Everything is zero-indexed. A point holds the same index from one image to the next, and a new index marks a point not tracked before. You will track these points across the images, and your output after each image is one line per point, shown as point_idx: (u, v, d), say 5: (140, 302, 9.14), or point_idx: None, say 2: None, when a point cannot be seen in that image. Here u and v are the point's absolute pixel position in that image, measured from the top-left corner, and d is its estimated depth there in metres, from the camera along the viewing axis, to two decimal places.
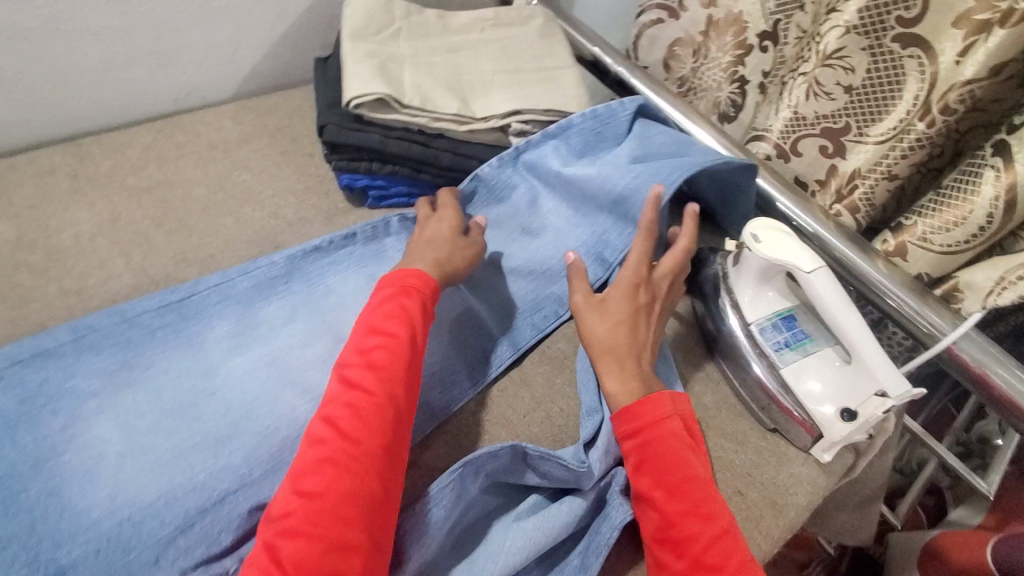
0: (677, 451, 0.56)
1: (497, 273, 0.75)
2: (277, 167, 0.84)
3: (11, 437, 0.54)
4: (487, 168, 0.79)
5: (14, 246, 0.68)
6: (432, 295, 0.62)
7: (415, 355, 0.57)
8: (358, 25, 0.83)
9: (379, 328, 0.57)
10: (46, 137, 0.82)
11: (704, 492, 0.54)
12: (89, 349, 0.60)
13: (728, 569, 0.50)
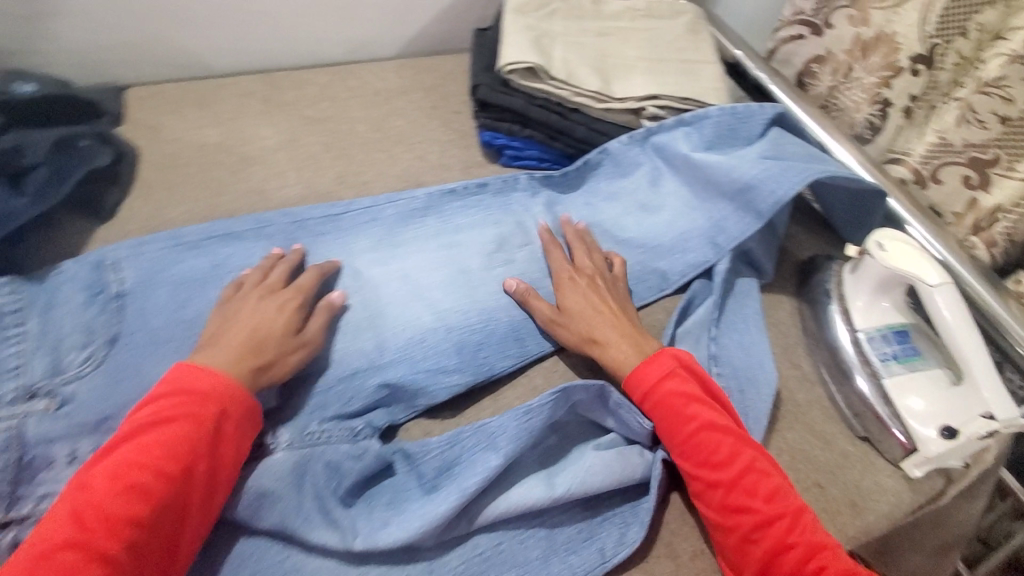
0: (682, 406, 0.59)
1: (610, 240, 0.79)
2: (427, 119, 0.93)
3: (204, 291, 0.66)
4: (617, 145, 0.84)
5: (216, 146, 0.82)
6: (242, 415, 0.53)
7: (197, 486, 0.48)
8: (521, 1, 0.91)
9: (153, 450, 0.48)
10: (245, 67, 0.95)
11: (716, 437, 0.57)
12: (266, 237, 0.72)
13: (755, 504, 0.54)
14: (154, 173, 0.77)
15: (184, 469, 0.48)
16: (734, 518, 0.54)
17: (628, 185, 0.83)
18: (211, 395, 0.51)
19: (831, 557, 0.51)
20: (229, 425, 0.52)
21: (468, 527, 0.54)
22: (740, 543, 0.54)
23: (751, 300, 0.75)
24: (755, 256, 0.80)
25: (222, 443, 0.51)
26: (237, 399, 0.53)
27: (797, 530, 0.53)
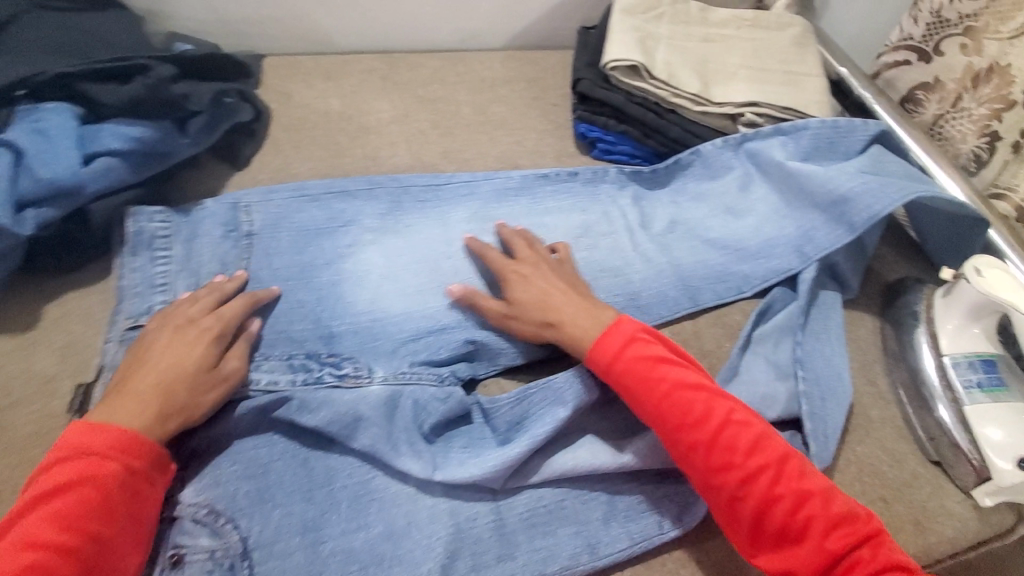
0: (649, 370, 0.58)
1: (693, 238, 0.81)
2: (527, 108, 0.98)
3: (317, 239, 0.72)
4: (711, 147, 0.86)
5: (338, 114, 0.90)
6: (148, 468, 0.50)
7: (114, 548, 0.47)
8: (631, 3, 0.94)
9: (57, 519, 0.45)
10: (366, 46, 1.04)
11: (688, 398, 0.56)
12: (373, 198, 0.78)
13: (737, 459, 0.54)
14: (283, 132, 0.86)
15: (95, 537, 0.46)
16: (719, 478, 0.54)
17: (717, 187, 0.84)
18: (114, 450, 0.49)
19: (818, 504, 0.52)
20: (141, 478, 0.49)
21: (539, 478, 0.58)
22: (728, 502, 0.54)
23: (834, 313, 0.75)
24: (840, 270, 0.79)
25: (132, 502, 0.48)
26: (145, 452, 0.50)
27: (782, 480, 0.53)
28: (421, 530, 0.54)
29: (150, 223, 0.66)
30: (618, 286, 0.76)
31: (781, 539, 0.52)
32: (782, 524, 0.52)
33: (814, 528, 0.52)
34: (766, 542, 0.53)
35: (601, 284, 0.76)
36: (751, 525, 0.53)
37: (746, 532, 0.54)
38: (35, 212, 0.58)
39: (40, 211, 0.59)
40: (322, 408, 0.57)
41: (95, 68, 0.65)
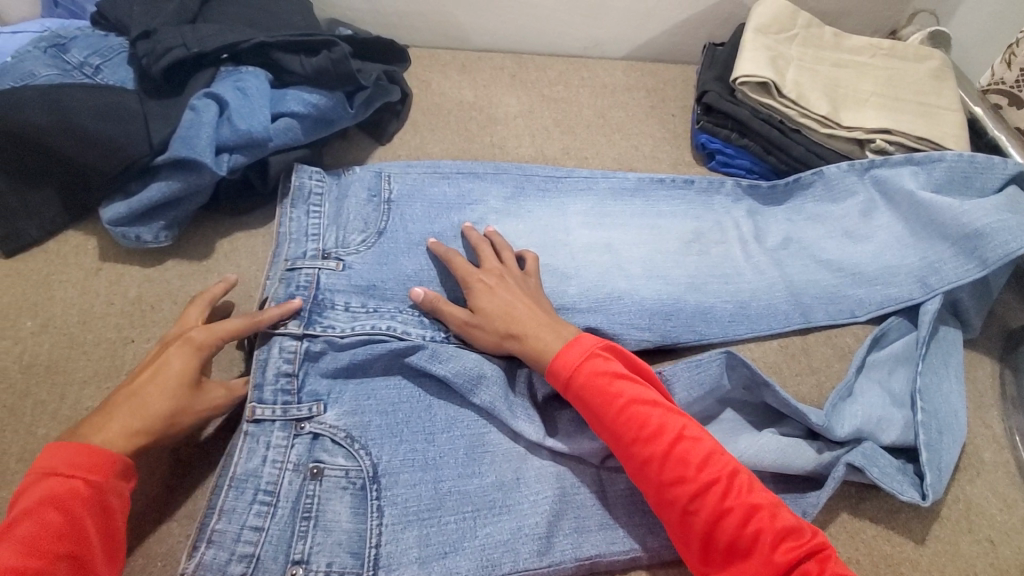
0: (605, 384, 0.56)
1: (807, 255, 0.81)
2: (646, 116, 1.01)
3: (447, 212, 0.77)
4: (833, 169, 0.85)
5: (470, 105, 0.97)
6: (109, 478, 0.48)
7: (92, 566, 0.45)
8: (764, 22, 0.95)
9: (26, 543, 0.43)
10: (494, 46, 1.08)
11: (643, 410, 0.54)
12: (498, 180, 0.82)
13: (688, 476, 0.51)
14: (422, 115, 0.93)
15: (71, 555, 0.44)
16: (672, 492, 0.51)
17: (835, 210, 0.84)
18: (78, 468, 0.47)
19: (766, 517, 0.49)
20: (111, 491, 0.48)
21: None
22: (680, 517, 0.51)
23: (955, 350, 0.73)
24: (963, 307, 0.77)
25: (103, 516, 0.47)
26: (110, 467, 0.49)
27: (732, 494, 0.50)
28: (529, 487, 0.58)
29: (309, 180, 0.74)
30: (726, 293, 0.77)
31: (732, 556, 0.49)
32: (732, 539, 0.49)
33: (764, 543, 0.48)
34: (718, 557, 0.50)
35: (711, 290, 0.77)
36: (704, 540, 0.50)
37: (699, 549, 0.50)
38: (229, 157, 0.68)
39: (232, 156, 0.69)
40: (448, 360, 0.61)
41: (288, 41, 0.75)
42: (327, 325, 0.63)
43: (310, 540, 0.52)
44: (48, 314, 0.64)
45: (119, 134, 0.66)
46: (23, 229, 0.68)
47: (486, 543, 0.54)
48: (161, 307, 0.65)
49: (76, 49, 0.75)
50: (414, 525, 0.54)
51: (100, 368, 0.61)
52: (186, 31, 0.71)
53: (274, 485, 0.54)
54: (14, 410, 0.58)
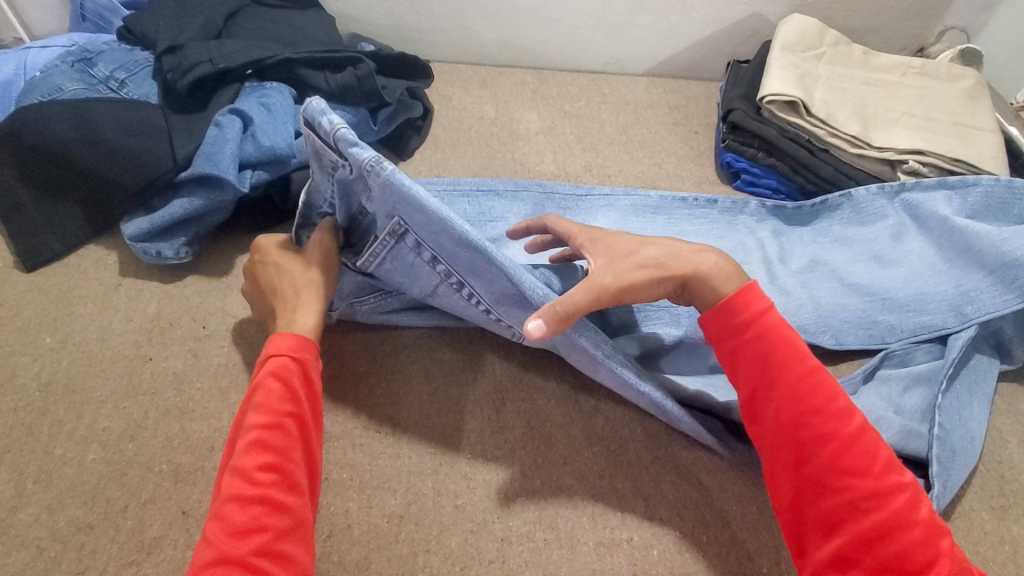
0: (795, 342, 0.52)
1: (835, 277, 0.78)
2: (669, 133, 0.99)
3: None
4: (864, 191, 0.84)
5: (491, 120, 0.96)
6: (313, 355, 0.53)
7: (309, 426, 0.50)
8: (791, 40, 0.93)
9: (261, 404, 0.48)
10: (514, 61, 1.07)
11: (832, 385, 0.50)
12: (520, 199, 0.81)
13: (871, 470, 0.46)
14: (443, 131, 0.93)
15: (294, 414, 0.49)
16: (846, 477, 0.46)
17: (862, 234, 0.82)
18: (288, 348, 0.52)
19: (946, 544, 0.44)
20: (312, 364, 0.53)
21: (673, 486, 0.58)
22: (847, 504, 0.46)
23: (986, 380, 0.70)
24: (1005, 337, 0.74)
25: (309, 386, 0.52)
26: (308, 347, 0.53)
27: (914, 506, 0.46)
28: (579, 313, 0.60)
29: None
30: None
31: (883, 574, 0.44)
32: (903, 550, 0.44)
33: (939, 570, 0.43)
34: (866, 565, 0.44)
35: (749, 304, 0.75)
36: (861, 539, 0.45)
37: (846, 546, 0.45)
38: (251, 173, 0.68)
39: (254, 172, 0.68)
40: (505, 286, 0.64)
41: (313, 57, 0.75)
42: (359, 297, 0.64)
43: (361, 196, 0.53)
44: (68, 331, 0.63)
45: (145, 149, 0.67)
46: (46, 244, 0.68)
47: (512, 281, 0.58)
48: (180, 324, 0.65)
49: (103, 64, 0.76)
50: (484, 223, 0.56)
51: (118, 387, 0.60)
52: (212, 47, 0.71)
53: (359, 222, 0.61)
54: (31, 429, 0.57)
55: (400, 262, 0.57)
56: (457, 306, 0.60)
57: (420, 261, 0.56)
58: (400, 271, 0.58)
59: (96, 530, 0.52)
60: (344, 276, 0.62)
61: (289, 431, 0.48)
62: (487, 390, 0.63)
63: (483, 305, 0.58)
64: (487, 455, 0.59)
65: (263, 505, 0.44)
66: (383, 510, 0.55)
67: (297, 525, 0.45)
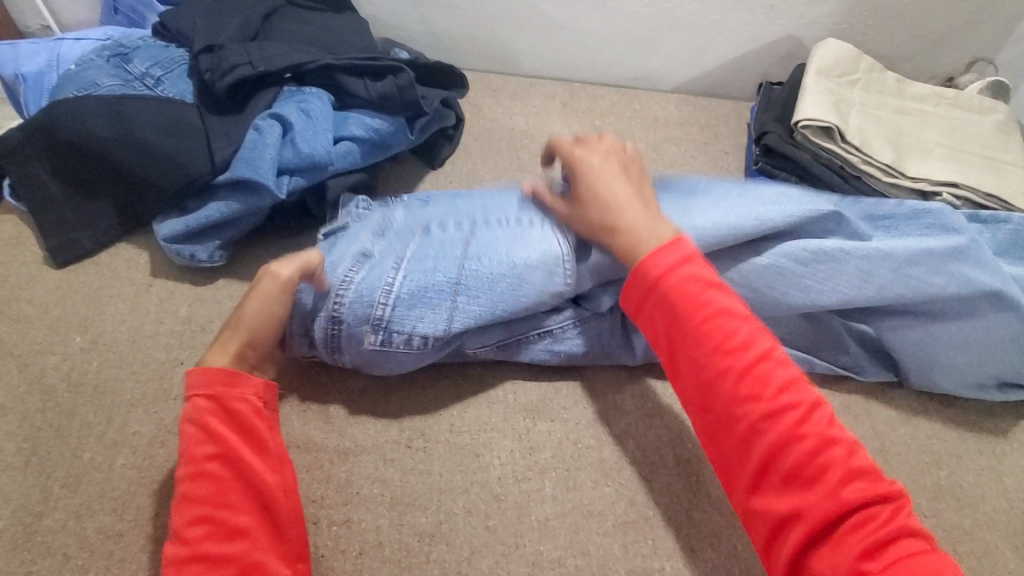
0: (693, 286, 0.50)
1: (920, 330, 0.68)
2: (699, 152, 0.99)
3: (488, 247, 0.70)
4: (926, 249, 0.64)
5: (522, 132, 0.96)
6: (224, 386, 0.50)
7: (239, 459, 0.49)
8: (826, 64, 0.93)
9: (183, 455, 0.48)
10: (544, 73, 1.06)
11: (732, 319, 0.48)
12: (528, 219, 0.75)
13: (766, 395, 0.45)
14: (474, 141, 0.92)
15: (217, 454, 0.48)
16: (743, 406, 0.46)
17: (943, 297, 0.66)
18: (193, 389, 0.50)
19: (842, 452, 0.43)
20: (227, 396, 0.50)
21: (704, 516, 0.58)
22: (747, 435, 0.46)
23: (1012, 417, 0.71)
24: None
25: (232, 417, 0.50)
26: (220, 379, 0.51)
27: (810, 420, 0.44)
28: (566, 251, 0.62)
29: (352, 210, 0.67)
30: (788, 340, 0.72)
31: (789, 491, 0.44)
32: (798, 464, 0.43)
33: (832, 474, 0.43)
34: (774, 481, 0.44)
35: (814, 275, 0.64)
36: (765, 461, 0.45)
37: (754, 474, 0.45)
38: (289, 179, 0.67)
39: (292, 179, 0.68)
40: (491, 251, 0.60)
41: (351, 63, 0.74)
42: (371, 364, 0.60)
43: (367, 236, 0.61)
44: (97, 331, 0.63)
45: (180, 149, 0.66)
46: (78, 241, 0.67)
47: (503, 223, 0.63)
48: (211, 328, 0.64)
49: (139, 60, 0.75)
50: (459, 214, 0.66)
51: (147, 391, 0.59)
52: (252, 48, 0.71)
53: (354, 266, 0.59)
54: (60, 430, 0.56)
55: (435, 249, 0.60)
56: (499, 242, 0.61)
57: (448, 228, 0.62)
58: (440, 260, 0.60)
59: (125, 538, 0.51)
60: (359, 349, 0.58)
61: (213, 474, 0.47)
62: (516, 409, 0.63)
63: (512, 220, 0.63)
64: (518, 476, 0.58)
65: (197, 565, 0.44)
66: (413, 528, 0.54)
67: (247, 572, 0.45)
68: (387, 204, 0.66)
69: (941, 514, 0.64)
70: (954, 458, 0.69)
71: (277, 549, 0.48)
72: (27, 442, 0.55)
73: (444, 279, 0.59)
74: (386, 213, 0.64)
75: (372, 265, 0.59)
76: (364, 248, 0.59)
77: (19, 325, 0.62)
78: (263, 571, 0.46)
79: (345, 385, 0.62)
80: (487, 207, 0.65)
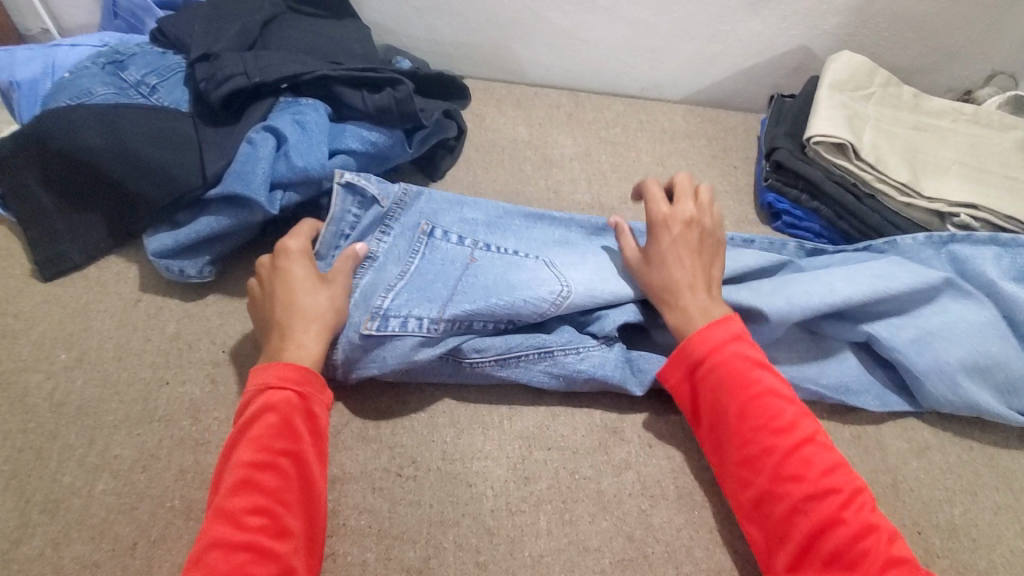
0: (743, 370, 0.56)
1: (916, 327, 0.70)
2: (706, 166, 0.96)
3: (503, 232, 0.71)
4: (892, 259, 0.74)
5: (525, 143, 0.93)
6: (310, 389, 0.53)
7: (307, 462, 0.50)
8: (840, 78, 0.90)
9: (256, 440, 0.49)
10: (549, 82, 1.04)
11: (779, 403, 0.54)
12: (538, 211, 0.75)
13: (810, 476, 0.50)
14: (475, 152, 0.90)
15: (289, 452, 0.50)
16: (787, 485, 0.50)
17: (916, 297, 0.71)
18: (285, 381, 0.52)
19: (882, 539, 0.48)
20: (313, 399, 0.53)
21: (706, 554, 0.56)
22: (789, 512, 0.50)
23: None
24: None
25: (309, 421, 0.52)
26: (308, 379, 0.54)
27: (852, 508, 0.49)
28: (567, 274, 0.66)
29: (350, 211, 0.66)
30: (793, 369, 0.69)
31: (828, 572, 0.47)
32: (837, 547, 0.47)
33: (870, 560, 0.46)
34: (813, 563, 0.48)
35: (800, 284, 0.69)
36: (805, 539, 0.49)
37: (794, 552, 0.49)
38: (282, 195, 0.65)
39: (285, 194, 0.66)
40: (485, 272, 0.64)
41: (349, 74, 0.72)
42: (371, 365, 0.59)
43: (374, 236, 0.66)
44: (84, 348, 0.61)
45: (172, 162, 0.64)
46: (66, 254, 0.66)
47: (503, 252, 0.68)
48: (199, 346, 0.62)
49: (134, 68, 0.74)
50: (477, 228, 0.71)
51: (131, 412, 0.57)
52: (247, 58, 0.69)
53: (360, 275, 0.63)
54: (42, 452, 0.54)
55: (438, 262, 0.65)
56: (497, 266, 0.66)
57: (452, 246, 0.67)
58: (442, 274, 0.64)
59: (103, 569, 0.49)
60: (360, 343, 0.58)
61: (285, 470, 0.49)
62: (512, 436, 0.61)
63: (511, 249, 0.69)
64: (512, 509, 0.56)
65: (248, 553, 0.45)
66: (401, 563, 0.52)
67: (284, 573, 0.45)
68: (400, 206, 0.68)
69: (955, 555, 0.61)
70: (969, 494, 0.66)
71: (309, 559, 0.48)
72: (7, 464, 0.53)
73: (439, 290, 0.62)
74: (395, 222, 0.67)
75: (379, 267, 0.64)
76: (371, 251, 0.65)
77: (4, 340, 0.61)
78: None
79: (335, 409, 0.60)
80: (490, 232, 0.71)
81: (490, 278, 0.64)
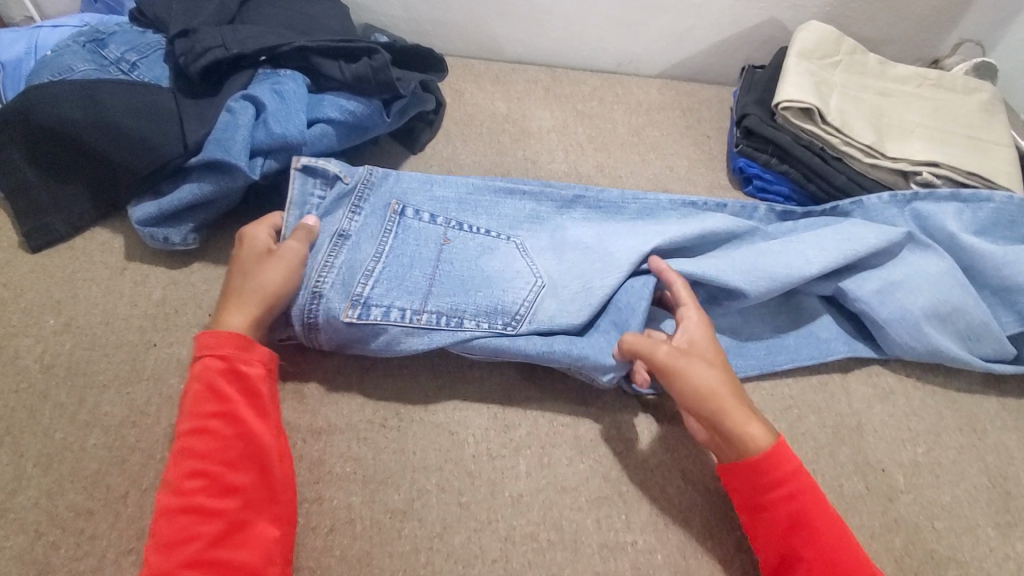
0: (824, 505, 0.51)
1: (881, 278, 0.73)
2: (682, 136, 0.98)
3: (475, 212, 0.72)
4: (852, 224, 0.75)
5: (503, 117, 0.95)
6: (235, 349, 0.53)
7: (241, 419, 0.51)
8: (808, 47, 0.92)
9: (187, 409, 0.51)
10: (527, 59, 1.06)
11: (855, 543, 0.51)
12: (507, 187, 0.74)
13: None
14: (454, 126, 0.92)
15: (219, 413, 0.51)
16: None
17: (878, 253, 0.74)
18: (204, 349, 0.53)
19: None
20: (239, 358, 0.53)
21: (678, 491, 0.58)
22: None
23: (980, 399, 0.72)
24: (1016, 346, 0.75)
25: (239, 381, 0.53)
26: (231, 341, 0.54)
27: None
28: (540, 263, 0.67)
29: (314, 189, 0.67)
30: (761, 322, 0.73)
31: None
32: None
33: None
34: None
35: (765, 250, 0.71)
36: None
37: None
38: (262, 161, 0.68)
39: (266, 161, 0.68)
40: (460, 260, 0.65)
41: (325, 46, 0.74)
42: (353, 342, 0.60)
43: (345, 214, 0.65)
44: (72, 313, 0.63)
45: (152, 132, 0.66)
46: (52, 225, 0.67)
47: (475, 234, 0.69)
48: (185, 310, 0.64)
49: (114, 45, 0.75)
50: (449, 207, 0.71)
51: (121, 372, 0.59)
52: (225, 32, 0.70)
53: (332, 252, 0.62)
54: (33, 410, 0.56)
55: (412, 242, 0.65)
56: (470, 251, 0.67)
57: (424, 226, 0.67)
58: (416, 256, 0.64)
59: (97, 516, 0.51)
60: (341, 331, 0.59)
61: (217, 431, 0.50)
62: (492, 388, 0.63)
63: (484, 229, 0.70)
64: (493, 454, 0.58)
65: (191, 515, 0.47)
66: (386, 505, 0.54)
67: (234, 527, 0.48)
68: (370, 187, 0.68)
69: (917, 490, 0.64)
70: (932, 435, 0.69)
71: (263, 507, 0.50)
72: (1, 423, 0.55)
73: (416, 279, 0.62)
74: (365, 202, 0.66)
75: (352, 246, 0.63)
76: (343, 228, 0.64)
77: None
78: (251, 527, 0.48)
79: (320, 366, 0.62)
80: (461, 210, 0.71)
81: (466, 269, 0.65)
